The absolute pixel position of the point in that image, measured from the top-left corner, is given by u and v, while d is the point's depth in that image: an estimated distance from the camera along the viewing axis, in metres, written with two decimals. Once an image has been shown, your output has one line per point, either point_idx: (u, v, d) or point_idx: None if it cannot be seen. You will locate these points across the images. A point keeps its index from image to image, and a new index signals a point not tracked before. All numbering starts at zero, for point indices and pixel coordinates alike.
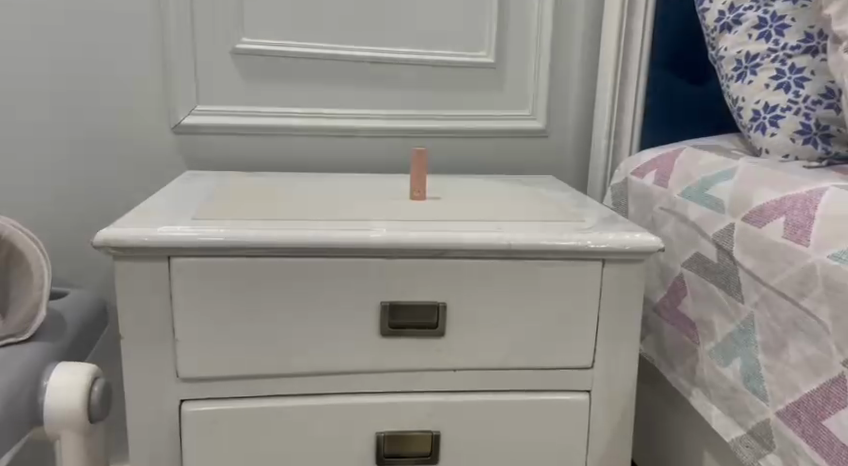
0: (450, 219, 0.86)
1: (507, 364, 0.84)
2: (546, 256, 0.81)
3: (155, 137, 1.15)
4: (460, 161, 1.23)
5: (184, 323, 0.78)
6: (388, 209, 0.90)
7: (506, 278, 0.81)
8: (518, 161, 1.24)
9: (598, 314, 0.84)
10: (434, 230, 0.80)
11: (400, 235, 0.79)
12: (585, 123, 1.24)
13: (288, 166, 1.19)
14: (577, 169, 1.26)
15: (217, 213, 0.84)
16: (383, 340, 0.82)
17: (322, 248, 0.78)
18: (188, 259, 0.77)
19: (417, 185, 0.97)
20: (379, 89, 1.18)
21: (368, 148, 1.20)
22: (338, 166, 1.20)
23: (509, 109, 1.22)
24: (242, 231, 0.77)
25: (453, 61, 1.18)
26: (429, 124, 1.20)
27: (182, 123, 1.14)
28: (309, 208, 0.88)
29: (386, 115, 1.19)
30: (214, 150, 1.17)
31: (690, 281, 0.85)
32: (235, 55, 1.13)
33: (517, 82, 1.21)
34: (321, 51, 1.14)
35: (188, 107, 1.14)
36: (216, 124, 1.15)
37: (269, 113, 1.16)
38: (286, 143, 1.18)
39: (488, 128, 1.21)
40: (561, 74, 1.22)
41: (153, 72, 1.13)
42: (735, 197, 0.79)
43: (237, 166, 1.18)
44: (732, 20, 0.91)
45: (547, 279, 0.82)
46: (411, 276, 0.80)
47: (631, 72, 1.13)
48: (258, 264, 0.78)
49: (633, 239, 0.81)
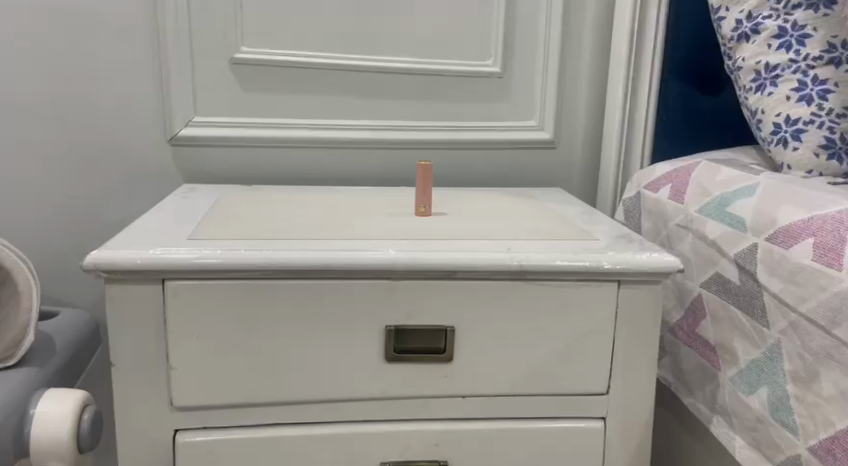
0: (456, 237, 0.82)
1: (518, 391, 0.80)
2: (559, 276, 0.78)
3: (150, 150, 1.11)
4: (464, 174, 1.19)
5: (178, 349, 0.74)
6: (391, 226, 0.86)
7: (517, 301, 0.78)
8: (523, 173, 1.20)
9: (613, 337, 0.80)
10: (441, 250, 0.76)
11: (406, 256, 0.75)
12: (593, 134, 1.20)
13: (288, 179, 1.15)
14: (584, 182, 1.22)
15: (213, 232, 0.80)
16: (388, 365, 0.78)
17: (325, 269, 0.74)
18: (183, 282, 0.73)
19: (422, 202, 0.93)
20: (383, 100, 1.14)
21: (371, 160, 1.16)
22: (340, 179, 1.16)
23: (515, 119, 1.18)
24: (241, 253, 0.73)
25: (459, 70, 1.14)
26: (432, 135, 1.16)
27: (179, 135, 1.10)
28: (310, 226, 0.84)
29: (389, 126, 1.15)
30: (211, 163, 1.13)
31: (710, 302, 0.81)
32: (234, 65, 1.09)
33: (524, 92, 1.17)
34: (322, 60, 1.11)
35: (185, 118, 1.10)
36: (213, 136, 1.11)
37: (269, 124, 1.12)
38: (284, 156, 1.14)
39: (493, 139, 1.17)
40: (569, 84, 1.18)
41: (150, 82, 1.09)
42: (757, 215, 0.76)
43: (233, 179, 1.14)
44: (750, 29, 0.87)
45: (560, 301, 0.78)
46: (418, 298, 0.77)
47: (644, 83, 1.09)
48: (257, 286, 0.74)
49: (651, 259, 0.77)
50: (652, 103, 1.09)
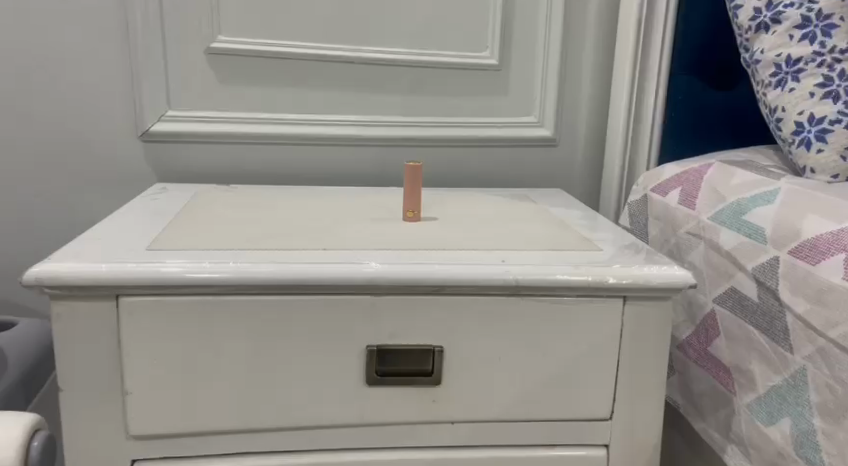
0: (447, 247, 0.74)
1: (512, 416, 0.73)
2: (560, 292, 0.70)
3: (120, 147, 1.04)
4: (458, 173, 1.11)
5: (135, 372, 0.67)
6: (376, 234, 0.79)
7: (512, 319, 0.70)
8: (523, 172, 1.13)
9: (618, 359, 0.72)
10: (428, 263, 0.69)
11: (390, 270, 0.68)
12: (595, 131, 1.12)
13: (270, 178, 1.08)
14: (587, 182, 1.14)
15: (178, 241, 0.72)
16: (370, 388, 0.70)
17: (301, 285, 0.67)
18: (139, 298, 0.66)
19: (409, 204, 0.85)
20: (372, 94, 1.07)
21: (359, 158, 1.09)
22: (325, 178, 1.09)
23: (513, 115, 1.10)
24: (205, 267, 0.66)
25: (453, 62, 1.06)
26: (424, 131, 1.08)
27: (150, 131, 1.02)
28: (287, 233, 0.77)
29: (378, 121, 1.07)
30: (186, 161, 1.05)
31: (725, 320, 0.73)
32: (210, 56, 1.02)
33: (523, 85, 1.09)
34: (305, 50, 1.03)
35: (157, 112, 1.02)
36: (188, 131, 1.03)
37: (249, 119, 1.04)
38: (266, 153, 1.06)
39: (489, 136, 1.09)
40: (571, 77, 1.10)
41: (119, 74, 1.01)
42: (778, 225, 0.68)
43: (211, 177, 1.06)
44: (770, 19, 0.80)
45: (559, 319, 0.71)
46: (402, 316, 0.69)
47: (650, 77, 1.01)
48: (223, 302, 0.67)
49: (660, 274, 0.70)
50: (659, 99, 1.01)
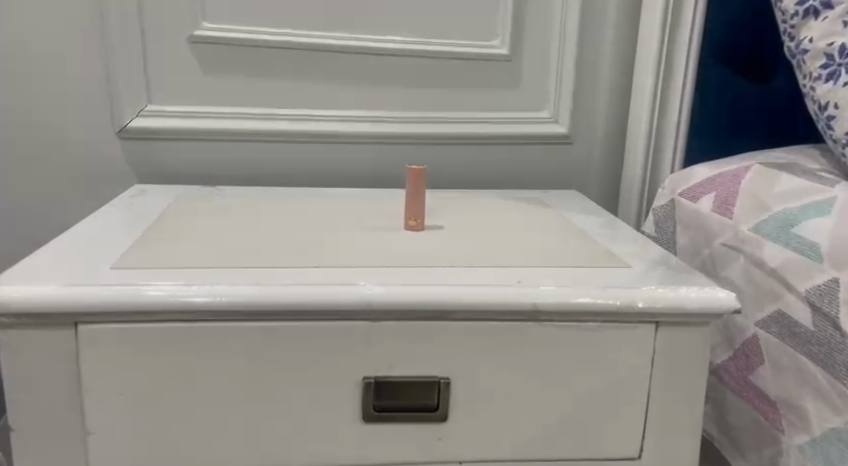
0: (454, 264, 0.66)
1: (527, 456, 0.64)
2: (583, 318, 0.61)
3: (95, 145, 0.95)
4: (464, 173, 1.02)
5: (97, 408, 0.59)
6: (373, 248, 0.70)
7: (529, 347, 0.62)
8: (535, 173, 1.04)
9: (649, 391, 0.64)
10: (433, 284, 0.61)
11: (389, 291, 0.59)
12: (614, 129, 1.03)
13: (260, 179, 0.98)
14: (604, 185, 1.05)
15: (147, 259, 0.63)
16: (366, 425, 0.62)
17: (286, 310, 0.58)
18: (101, 326, 0.58)
19: (411, 212, 0.77)
20: (371, 86, 0.97)
21: (356, 156, 0.99)
22: (320, 179, 1.00)
23: (526, 110, 1.01)
24: (176, 291, 0.57)
25: (460, 53, 0.97)
26: (427, 128, 0.99)
27: (129, 128, 0.94)
28: (274, 248, 0.68)
29: (378, 117, 0.98)
30: (167, 160, 0.96)
31: (769, 347, 0.65)
32: (193, 45, 0.93)
33: (536, 77, 1.00)
34: (297, 39, 0.94)
35: (135, 107, 0.93)
36: (170, 128, 0.94)
37: (236, 115, 0.95)
38: (254, 152, 0.97)
39: (499, 133, 1.00)
40: (588, 69, 1.01)
41: (93, 65, 0.92)
42: (838, 241, 0.60)
43: (195, 178, 0.97)
44: (821, 3, 0.71)
45: (582, 347, 0.62)
46: (403, 344, 0.61)
47: (677, 71, 0.92)
48: (198, 329, 0.58)
49: (698, 296, 0.61)
50: (687, 92, 0.92)
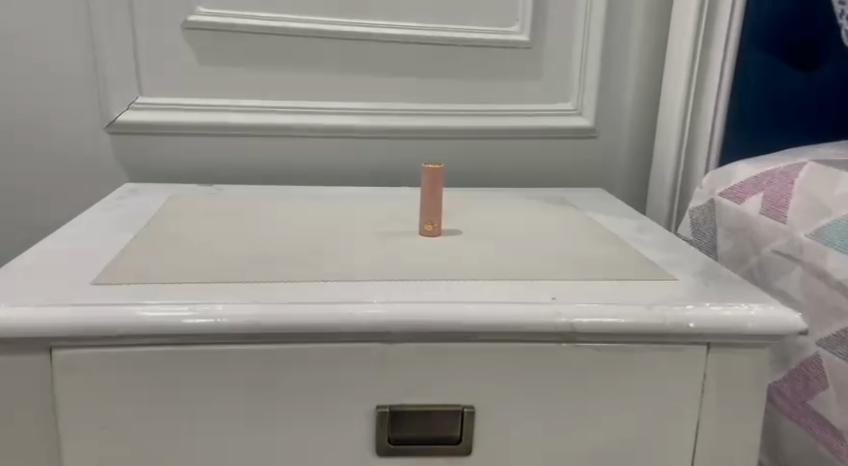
0: (476, 277, 0.58)
1: None
2: (626, 339, 0.54)
3: (82, 140, 0.87)
4: (481, 170, 0.95)
5: (76, 442, 0.52)
6: (386, 257, 0.63)
7: (564, 372, 0.54)
8: (557, 169, 0.96)
9: (699, 420, 0.56)
10: (453, 302, 0.53)
11: (405, 310, 0.52)
12: (643, 122, 0.96)
13: (260, 177, 0.91)
14: (631, 182, 0.98)
15: (132, 274, 0.56)
16: (380, 459, 0.55)
17: (290, 331, 0.51)
18: (79, 351, 0.51)
19: (427, 216, 0.69)
20: (380, 76, 0.90)
21: (364, 151, 0.92)
22: (325, 176, 0.92)
23: (547, 102, 0.94)
24: (164, 312, 0.50)
25: (477, 40, 0.90)
26: (441, 121, 0.92)
27: (118, 122, 0.86)
28: (275, 258, 0.61)
29: (387, 109, 0.91)
30: (160, 156, 0.89)
31: (834, 370, 0.58)
32: (188, 31, 0.85)
33: (559, 66, 0.93)
34: (301, 25, 0.86)
35: (125, 99, 0.86)
36: (163, 122, 0.87)
37: (234, 107, 0.88)
38: (254, 148, 0.90)
39: (519, 126, 0.93)
40: (615, 56, 0.93)
41: (78, 53, 0.85)
42: None
43: (190, 175, 0.90)
44: None
45: (624, 371, 0.55)
46: (421, 369, 0.54)
47: (714, 60, 0.85)
48: (190, 353, 0.51)
49: (754, 314, 0.54)
50: (725, 84, 0.84)
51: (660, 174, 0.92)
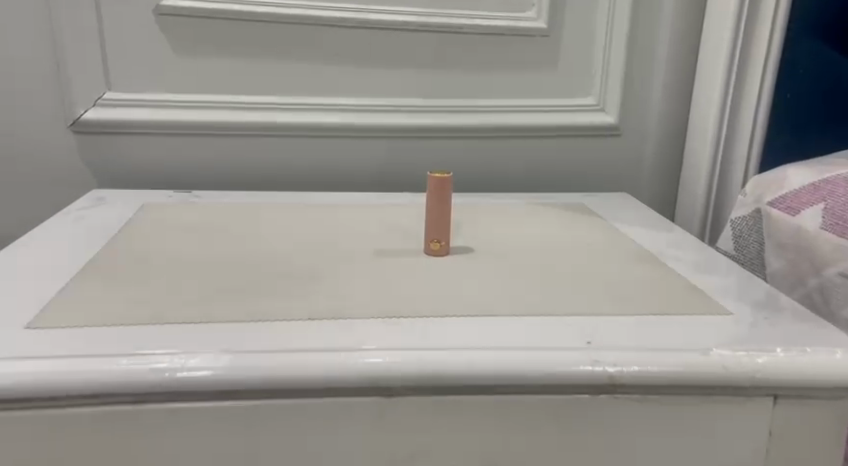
0: (493, 313, 0.49)
1: None
2: (677, 390, 0.44)
3: (43, 141, 0.77)
4: (492, 173, 0.85)
5: None
6: (386, 285, 0.53)
7: (600, 429, 0.45)
8: (576, 172, 0.86)
9: None
10: (463, 348, 0.45)
11: (407, 359, 0.43)
12: (672, 119, 0.86)
13: (245, 181, 0.82)
14: (657, 186, 0.88)
15: (79, 315, 0.48)
16: None
17: (270, 388, 0.43)
18: (9, 412, 0.42)
19: (434, 233, 0.60)
20: (378, 69, 0.80)
21: (361, 152, 0.82)
22: (318, 180, 0.83)
23: (566, 97, 0.84)
24: (116, 367, 0.42)
25: (487, 27, 0.80)
26: (447, 119, 0.82)
27: (84, 121, 0.76)
28: (254, 290, 0.52)
29: (387, 105, 0.81)
30: (132, 158, 0.79)
31: None
32: (160, 17, 0.75)
33: (579, 56, 0.83)
34: (288, 10, 0.76)
35: (91, 96, 0.76)
36: (134, 120, 0.77)
37: (214, 103, 0.78)
38: (238, 150, 0.80)
39: (534, 124, 0.83)
40: (643, 45, 0.83)
41: (36, 42, 0.75)
42: None
43: (166, 179, 0.80)
44: None
45: (674, 428, 0.45)
46: (426, 428, 0.44)
47: (755, 54, 0.75)
48: (145, 412, 0.42)
49: (830, 362, 0.44)
50: (767, 84, 0.75)
51: (692, 178, 0.82)
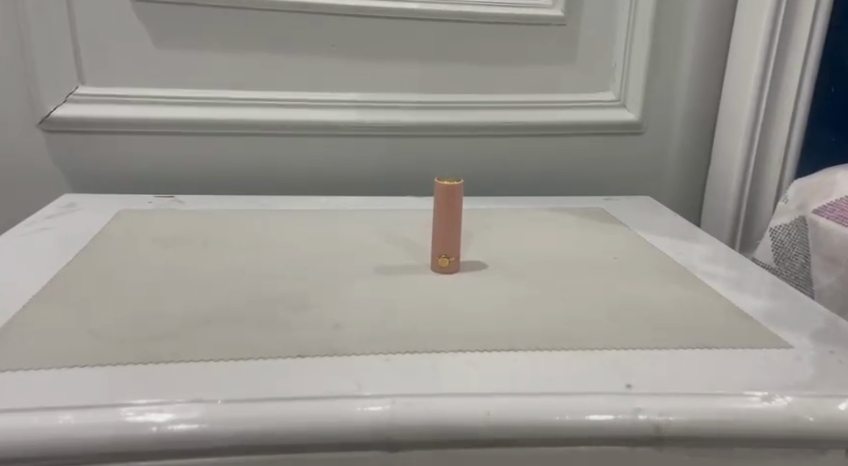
0: (514, 348, 0.43)
1: None
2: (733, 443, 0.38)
3: (9, 140, 0.70)
4: (502, 175, 0.78)
5: None
6: (388, 311, 0.46)
7: None
8: (593, 173, 0.79)
9: None
10: (479, 392, 0.38)
11: (413, 407, 0.37)
12: (699, 115, 0.78)
13: (232, 185, 0.74)
14: (681, 188, 0.81)
15: (34, 350, 0.41)
16: None
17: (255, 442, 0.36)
18: None
19: (443, 249, 0.53)
20: (378, 61, 0.73)
21: (360, 153, 0.75)
22: (312, 184, 0.76)
23: (583, 92, 0.77)
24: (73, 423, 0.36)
25: (499, 15, 0.73)
26: (454, 116, 0.75)
27: (55, 118, 0.69)
28: (235, 319, 0.45)
29: (388, 101, 0.74)
30: (108, 159, 0.72)
31: None
32: (138, 4, 0.68)
33: (598, 47, 0.76)
34: None
35: (63, 91, 0.69)
36: (110, 117, 0.70)
37: (198, 99, 0.71)
38: (225, 150, 0.73)
39: (548, 122, 0.76)
40: (669, 35, 0.75)
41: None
42: None
43: (146, 183, 0.73)
44: None
45: None
46: None
47: (795, 49, 0.69)
48: None
49: None
50: (807, 78, 0.69)
51: (720, 181, 0.75)
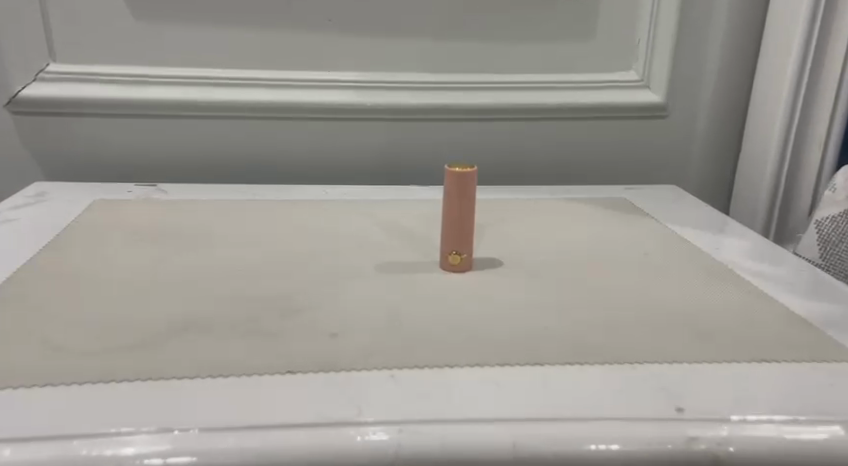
0: (539, 361, 0.36)
1: None
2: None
3: None
4: (514, 162, 0.72)
5: None
6: (393, 317, 0.40)
7: None
8: (612, 160, 0.73)
9: None
10: (502, 418, 0.32)
11: (423, 437, 0.32)
12: (729, 97, 0.72)
13: (220, 173, 0.68)
14: (708, 177, 0.75)
15: None
16: None
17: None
18: None
19: (453, 244, 0.46)
20: (380, 37, 0.66)
21: (360, 138, 0.69)
22: (308, 171, 0.69)
23: (603, 71, 0.70)
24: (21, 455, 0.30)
25: None
26: (462, 97, 0.68)
27: (23, 98, 0.63)
28: (216, 327, 0.39)
29: (391, 81, 0.67)
30: (84, 144, 0.66)
31: None
32: None
33: (621, 22, 0.69)
34: None
35: (31, 68, 0.63)
36: (84, 98, 0.63)
37: (181, 78, 0.64)
38: (212, 134, 0.67)
39: (565, 104, 0.70)
40: (698, 9, 0.69)
41: None
42: None
43: (126, 169, 0.67)
44: None
45: None
46: None
47: (839, 25, 0.63)
48: None
49: None
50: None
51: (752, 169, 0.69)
